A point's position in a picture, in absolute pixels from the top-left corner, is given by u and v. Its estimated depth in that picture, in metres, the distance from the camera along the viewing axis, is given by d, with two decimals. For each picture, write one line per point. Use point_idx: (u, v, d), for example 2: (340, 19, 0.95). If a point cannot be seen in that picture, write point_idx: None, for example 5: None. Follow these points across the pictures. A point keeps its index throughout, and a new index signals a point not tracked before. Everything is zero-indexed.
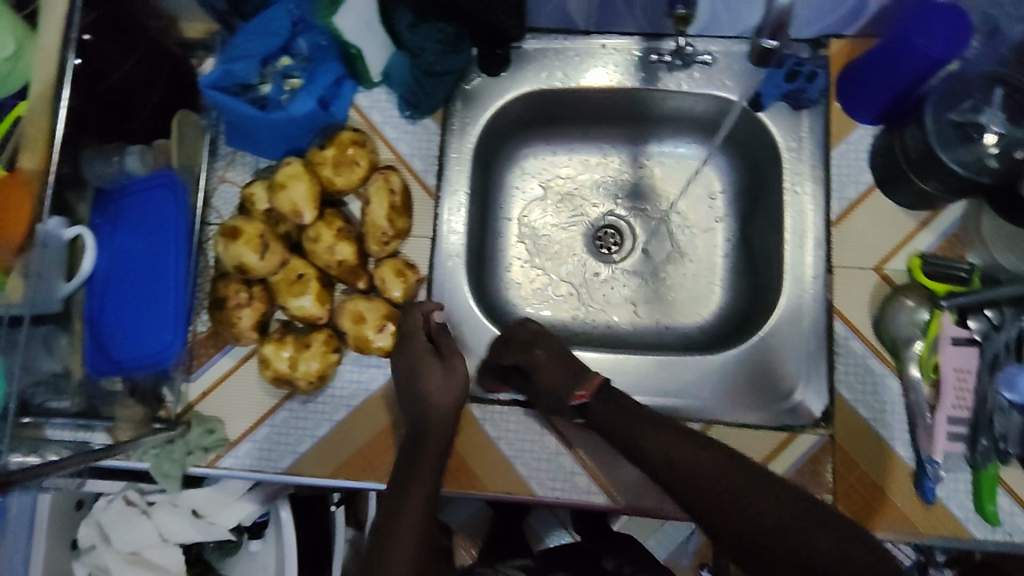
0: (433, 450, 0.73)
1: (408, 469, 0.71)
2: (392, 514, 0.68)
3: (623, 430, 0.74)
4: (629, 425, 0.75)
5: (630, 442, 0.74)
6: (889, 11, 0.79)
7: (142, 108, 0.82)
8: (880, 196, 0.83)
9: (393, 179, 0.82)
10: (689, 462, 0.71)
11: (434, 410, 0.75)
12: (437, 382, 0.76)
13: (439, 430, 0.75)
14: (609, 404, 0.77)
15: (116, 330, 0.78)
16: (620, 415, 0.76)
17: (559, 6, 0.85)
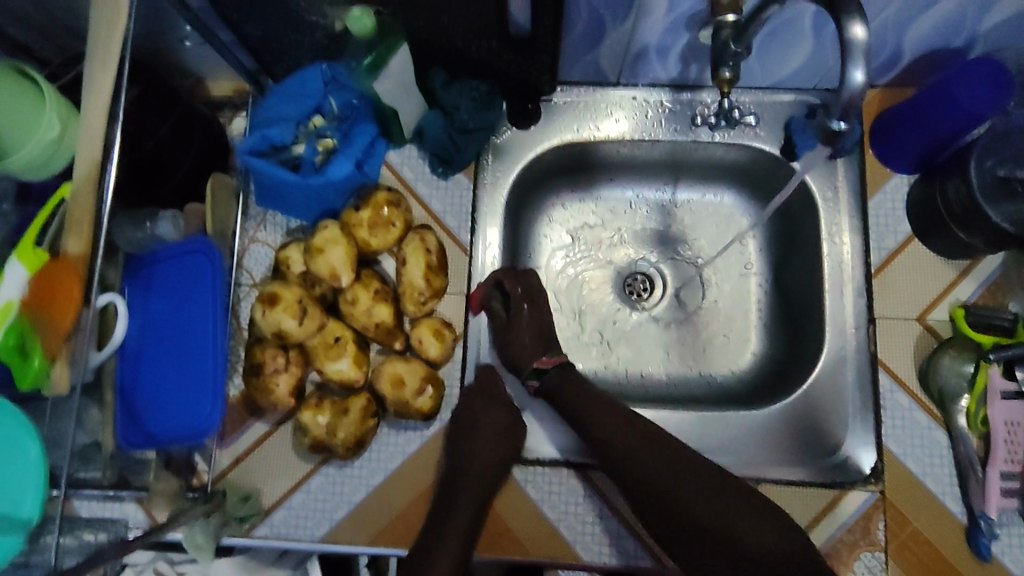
0: (473, 484, 0.77)
1: (449, 503, 0.76)
2: (436, 537, 0.73)
3: (570, 403, 0.80)
4: (611, 424, 0.77)
5: (605, 445, 0.76)
6: (923, 64, 0.80)
7: (174, 175, 0.80)
8: (919, 246, 0.83)
9: (429, 238, 0.82)
10: (656, 464, 0.74)
11: (488, 445, 0.78)
12: (498, 425, 0.81)
13: (491, 464, 0.78)
14: (592, 406, 0.79)
15: (150, 402, 0.76)
16: (603, 416, 0.78)
17: (592, 61, 0.85)
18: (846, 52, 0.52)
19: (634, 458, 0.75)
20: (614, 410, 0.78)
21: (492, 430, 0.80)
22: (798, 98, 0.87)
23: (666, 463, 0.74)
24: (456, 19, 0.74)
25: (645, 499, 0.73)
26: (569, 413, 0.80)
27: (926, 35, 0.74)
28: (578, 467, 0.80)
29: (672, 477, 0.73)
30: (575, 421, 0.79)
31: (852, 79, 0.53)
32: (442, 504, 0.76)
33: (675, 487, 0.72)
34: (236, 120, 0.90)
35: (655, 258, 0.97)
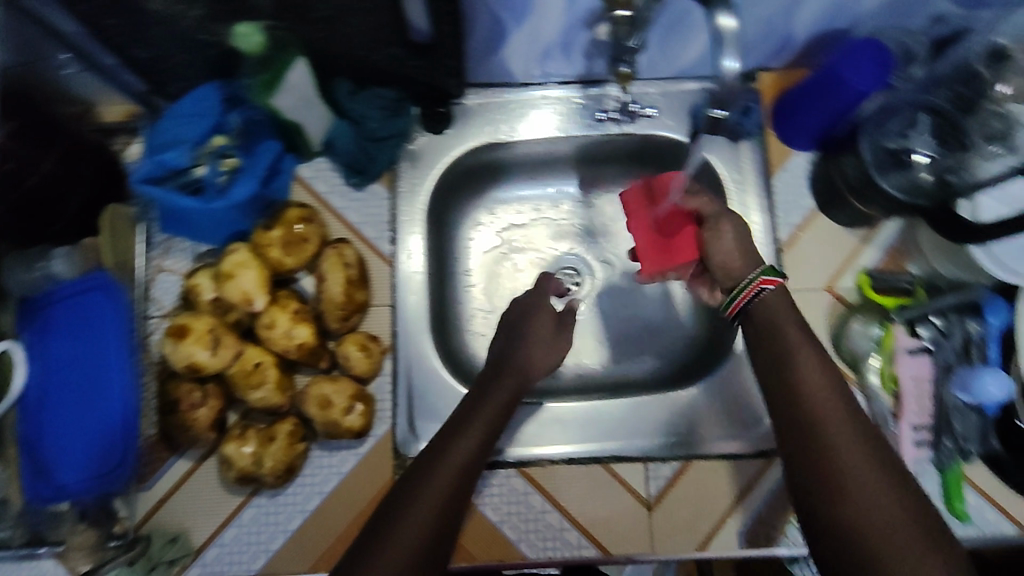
0: (472, 437, 0.63)
1: (450, 439, 0.63)
2: (416, 480, 0.58)
3: (769, 325, 0.62)
4: (818, 375, 0.58)
5: (802, 401, 0.56)
6: (813, 46, 0.83)
7: (67, 205, 0.75)
8: (824, 219, 0.86)
9: (346, 252, 0.79)
10: (848, 438, 0.54)
11: (529, 356, 0.75)
12: (546, 335, 0.78)
13: (513, 393, 0.70)
14: (802, 343, 0.60)
15: (58, 451, 0.74)
16: (810, 360, 0.59)
17: (498, 61, 0.84)
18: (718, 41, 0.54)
19: (835, 429, 0.54)
20: (831, 371, 0.58)
21: (539, 343, 0.77)
22: (702, 85, 0.90)
23: (855, 435, 0.54)
24: (355, 30, 0.73)
25: (814, 476, 0.53)
26: (767, 348, 0.61)
27: (812, 20, 0.77)
28: (517, 466, 0.81)
29: (865, 468, 0.52)
30: (767, 354, 0.61)
31: (725, 67, 0.55)
32: (434, 449, 0.62)
33: (862, 479, 0.52)
34: (132, 147, 0.84)
35: (582, 250, 0.98)
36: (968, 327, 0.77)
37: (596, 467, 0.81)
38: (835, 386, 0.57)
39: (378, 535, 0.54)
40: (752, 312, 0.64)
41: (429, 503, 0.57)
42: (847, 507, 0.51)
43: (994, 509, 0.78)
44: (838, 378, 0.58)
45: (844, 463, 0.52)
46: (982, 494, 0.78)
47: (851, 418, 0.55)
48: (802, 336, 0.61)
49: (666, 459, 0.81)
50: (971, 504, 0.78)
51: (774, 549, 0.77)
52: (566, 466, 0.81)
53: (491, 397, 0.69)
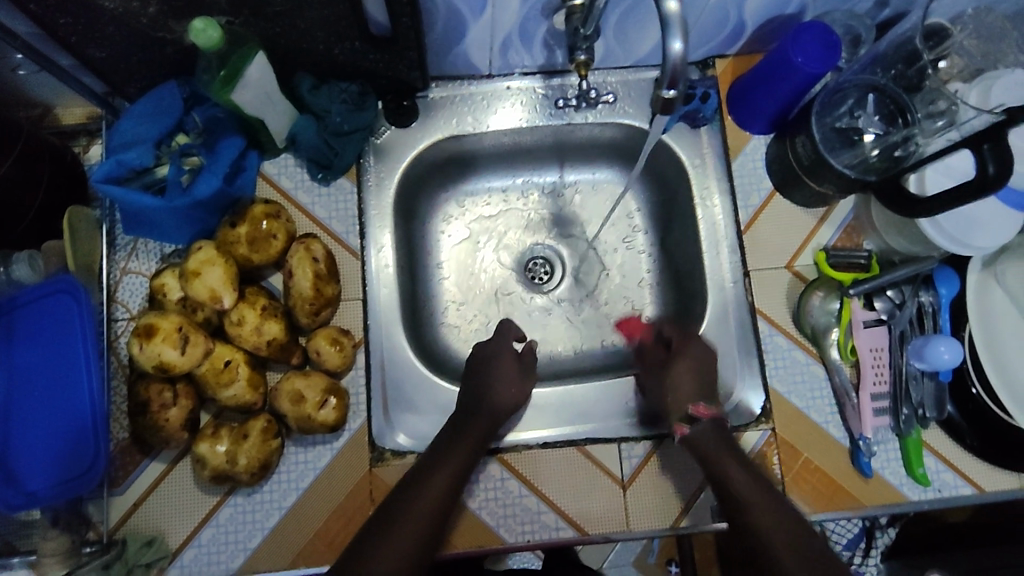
0: (447, 469, 0.69)
1: (424, 473, 0.69)
2: (405, 496, 0.66)
3: (711, 455, 0.73)
4: (761, 498, 0.66)
5: (748, 522, 0.64)
6: (766, 30, 0.86)
7: (26, 212, 0.76)
8: (781, 199, 0.88)
9: (314, 246, 0.79)
10: (789, 551, 0.60)
11: (494, 402, 0.78)
12: (507, 374, 0.81)
13: (483, 432, 0.75)
14: (737, 476, 0.69)
15: (27, 459, 0.73)
16: (748, 482, 0.68)
17: (460, 55, 0.85)
18: (663, 24, 0.55)
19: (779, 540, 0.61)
20: (763, 490, 0.67)
21: (504, 385, 0.80)
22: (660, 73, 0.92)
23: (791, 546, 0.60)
24: (314, 24, 0.73)
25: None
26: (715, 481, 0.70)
27: (763, 5, 0.79)
28: (494, 453, 0.81)
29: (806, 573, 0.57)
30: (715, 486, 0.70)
31: (671, 48, 0.55)
32: (416, 473, 0.69)
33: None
34: (92, 148, 0.85)
35: (551, 239, 1.00)
36: (922, 298, 0.81)
37: (570, 450, 0.81)
38: (773, 504, 0.65)
39: (374, 542, 0.61)
40: (694, 449, 0.75)
41: (410, 529, 0.62)
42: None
43: (950, 470, 0.81)
44: (774, 496, 0.66)
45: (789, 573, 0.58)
46: (941, 458, 0.81)
47: (788, 530, 0.62)
48: (739, 465, 0.70)
49: (638, 441, 0.82)
50: (930, 468, 0.81)
51: None
52: (543, 451, 0.81)
53: (464, 434, 0.74)
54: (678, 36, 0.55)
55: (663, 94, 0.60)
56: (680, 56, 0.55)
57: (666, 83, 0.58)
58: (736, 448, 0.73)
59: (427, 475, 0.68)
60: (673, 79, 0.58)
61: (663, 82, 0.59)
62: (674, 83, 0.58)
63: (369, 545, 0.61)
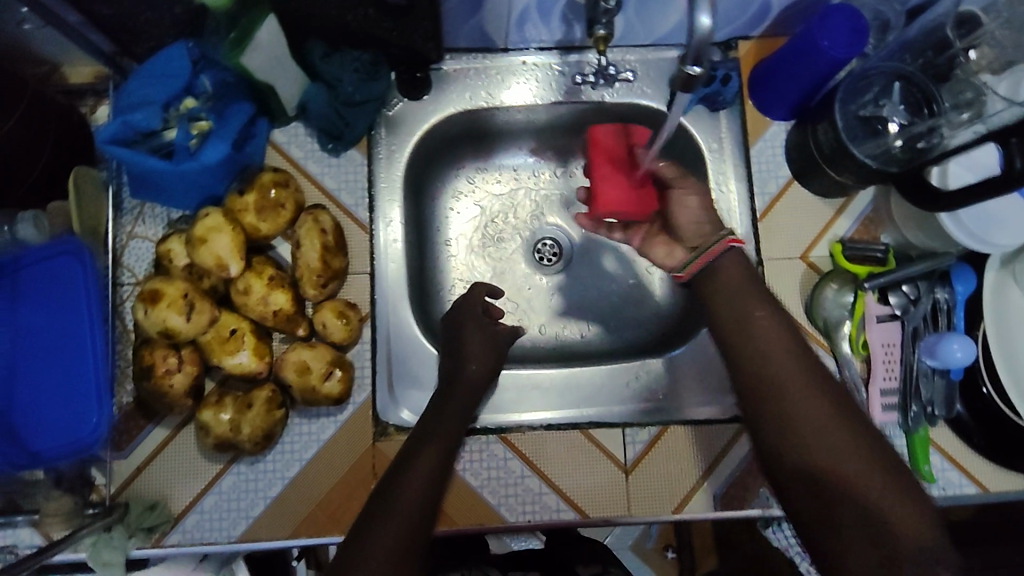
0: (436, 445, 0.68)
1: (417, 445, 0.68)
2: (393, 478, 0.64)
3: (726, 298, 0.64)
4: (780, 342, 0.60)
5: (774, 383, 0.58)
6: (791, 12, 0.83)
7: (32, 171, 0.75)
8: (799, 188, 0.87)
9: (323, 217, 0.79)
10: (825, 425, 0.56)
11: (469, 373, 0.77)
12: (479, 338, 0.80)
13: (463, 404, 0.75)
14: (761, 313, 0.61)
15: (28, 420, 0.71)
16: (769, 328, 0.61)
17: (476, 25, 0.83)
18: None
19: (810, 405, 0.56)
20: (782, 338, 0.60)
21: (476, 354, 0.79)
22: (680, 53, 0.89)
23: (825, 413, 0.56)
24: None
25: (789, 454, 0.56)
26: (729, 316, 0.63)
27: None
28: (497, 433, 0.81)
29: (841, 444, 0.55)
30: (729, 327, 0.62)
31: (698, 24, 0.52)
32: (405, 455, 0.67)
33: (842, 454, 0.54)
34: (100, 109, 0.83)
35: (561, 220, 0.98)
36: (937, 295, 0.80)
37: (575, 433, 0.81)
38: (801, 359, 0.59)
39: (366, 535, 0.59)
40: (709, 278, 0.66)
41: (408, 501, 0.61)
42: (835, 486, 0.54)
43: (955, 470, 0.81)
44: (797, 345, 0.60)
45: (820, 447, 0.55)
46: (947, 457, 0.81)
47: (820, 394, 0.57)
48: (756, 307, 0.62)
49: (644, 425, 0.81)
50: (936, 466, 0.81)
51: (748, 510, 0.79)
52: (546, 432, 0.81)
53: (447, 409, 0.73)
54: (706, 11, 0.52)
55: (688, 70, 0.58)
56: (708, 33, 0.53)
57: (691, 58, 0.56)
58: (756, 283, 0.64)
59: (417, 453, 0.67)
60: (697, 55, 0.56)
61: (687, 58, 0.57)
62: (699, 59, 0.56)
63: (370, 521, 0.60)
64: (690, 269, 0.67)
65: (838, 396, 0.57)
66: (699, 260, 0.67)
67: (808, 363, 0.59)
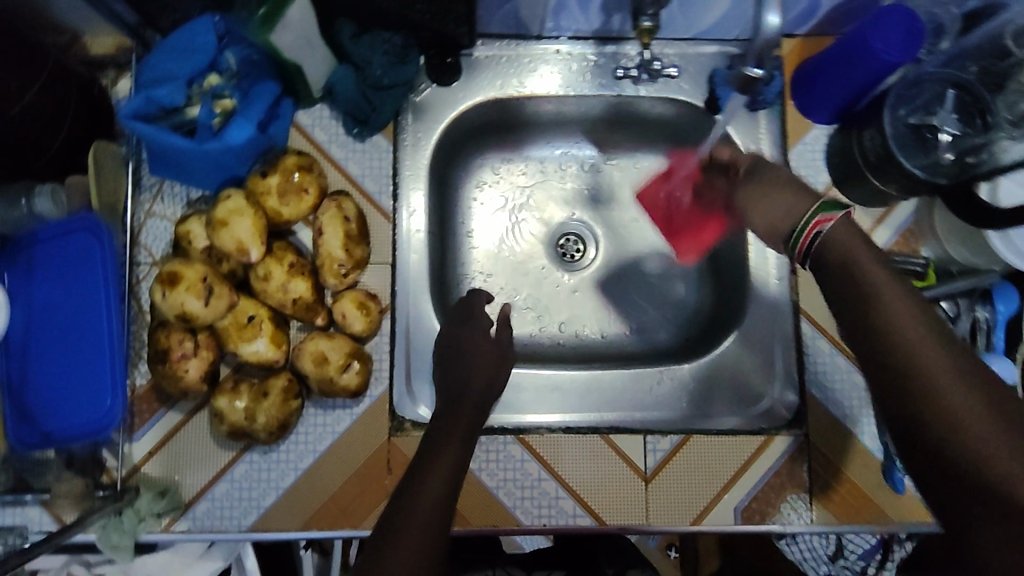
0: (454, 443, 0.66)
1: (436, 444, 0.67)
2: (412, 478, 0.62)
3: (847, 269, 0.56)
4: (920, 323, 0.52)
5: (913, 366, 0.50)
6: (842, 10, 0.80)
7: (51, 144, 0.73)
8: (837, 195, 0.83)
9: (346, 205, 0.76)
10: (992, 421, 0.47)
11: (475, 377, 0.74)
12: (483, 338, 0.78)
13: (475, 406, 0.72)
14: (893, 290, 0.54)
15: (42, 399, 0.70)
16: (902, 302, 0.53)
17: (511, 10, 0.79)
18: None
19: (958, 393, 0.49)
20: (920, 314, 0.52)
21: (482, 357, 0.77)
22: (721, 49, 0.86)
23: (979, 402, 0.48)
24: None
25: (935, 447, 0.49)
26: (851, 294, 0.55)
27: None
28: (514, 433, 0.79)
29: (999, 439, 0.47)
30: (854, 299, 0.55)
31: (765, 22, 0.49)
32: (421, 455, 0.66)
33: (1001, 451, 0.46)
34: (121, 82, 0.80)
35: (587, 216, 0.96)
36: (977, 313, 0.78)
37: (595, 438, 0.79)
38: (952, 348, 0.51)
39: (389, 534, 0.57)
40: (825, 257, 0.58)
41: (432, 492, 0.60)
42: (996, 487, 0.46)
43: None
44: (937, 324, 0.52)
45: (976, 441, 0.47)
46: None
47: (974, 381, 0.49)
48: (886, 279, 0.54)
49: (665, 433, 0.79)
50: None
51: (768, 525, 0.77)
52: (565, 435, 0.79)
53: (457, 412, 0.71)
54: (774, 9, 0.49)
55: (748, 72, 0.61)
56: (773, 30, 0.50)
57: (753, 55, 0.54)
58: (876, 251, 0.57)
59: (435, 453, 0.65)
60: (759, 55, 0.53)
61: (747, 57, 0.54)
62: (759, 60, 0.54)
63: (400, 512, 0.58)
64: (806, 239, 0.59)
65: (992, 382, 0.49)
66: (807, 233, 0.60)
67: (953, 344, 0.51)
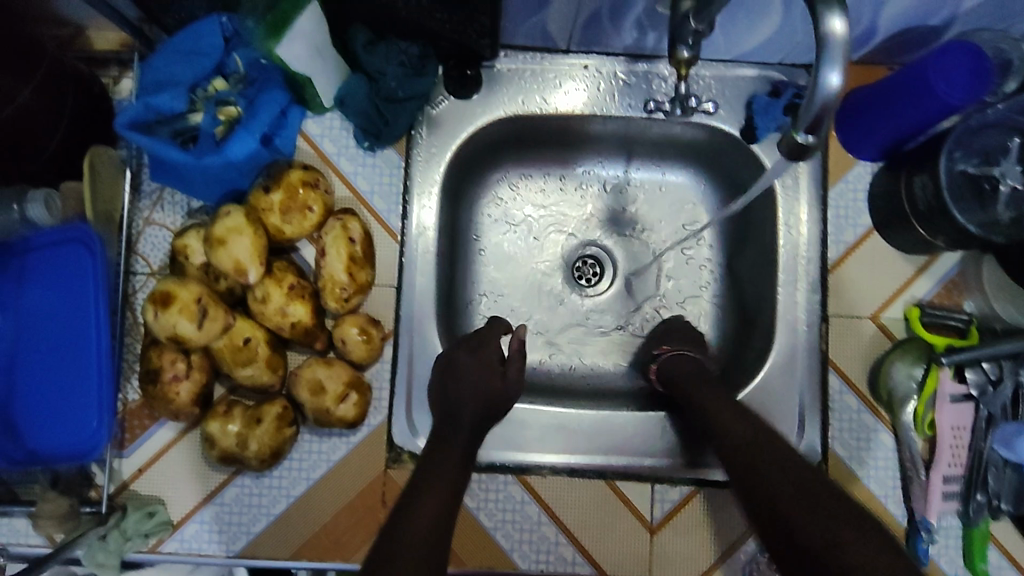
0: (442, 482, 0.63)
1: (418, 488, 0.63)
2: (403, 513, 0.60)
3: (684, 389, 0.72)
4: (719, 408, 0.66)
5: (709, 423, 0.66)
6: (896, 42, 0.73)
7: (47, 146, 0.69)
8: (879, 240, 0.78)
9: (352, 225, 0.72)
10: (762, 462, 0.59)
11: (473, 403, 0.71)
12: (481, 363, 0.74)
13: (463, 448, 0.68)
14: (705, 391, 0.69)
15: (28, 416, 0.68)
16: (725, 408, 0.66)
17: (538, 24, 0.74)
18: (818, 50, 0.42)
19: (762, 460, 0.59)
20: (739, 412, 0.65)
21: (478, 384, 0.72)
22: (760, 73, 0.80)
23: (781, 465, 0.58)
24: None
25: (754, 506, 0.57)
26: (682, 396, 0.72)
27: (903, 14, 0.67)
28: (516, 473, 0.76)
29: (782, 481, 0.56)
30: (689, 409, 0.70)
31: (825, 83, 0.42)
32: (410, 491, 0.63)
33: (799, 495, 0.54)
34: (123, 81, 0.77)
35: (607, 239, 0.89)
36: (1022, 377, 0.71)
37: (599, 483, 0.76)
38: (744, 422, 0.64)
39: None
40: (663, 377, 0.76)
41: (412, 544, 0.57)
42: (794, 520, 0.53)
43: (1012, 568, 0.74)
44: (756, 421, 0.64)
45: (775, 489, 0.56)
46: (1005, 553, 0.74)
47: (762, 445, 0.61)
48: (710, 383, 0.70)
49: (673, 482, 0.76)
50: (992, 563, 0.74)
51: None
52: (568, 478, 0.76)
53: (451, 444, 0.68)
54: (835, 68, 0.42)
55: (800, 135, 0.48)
56: (835, 93, 0.43)
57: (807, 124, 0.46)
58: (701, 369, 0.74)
59: (432, 484, 0.63)
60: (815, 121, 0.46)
61: (799, 123, 0.46)
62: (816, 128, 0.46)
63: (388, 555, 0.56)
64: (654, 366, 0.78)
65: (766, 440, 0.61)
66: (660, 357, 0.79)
67: (744, 418, 0.64)
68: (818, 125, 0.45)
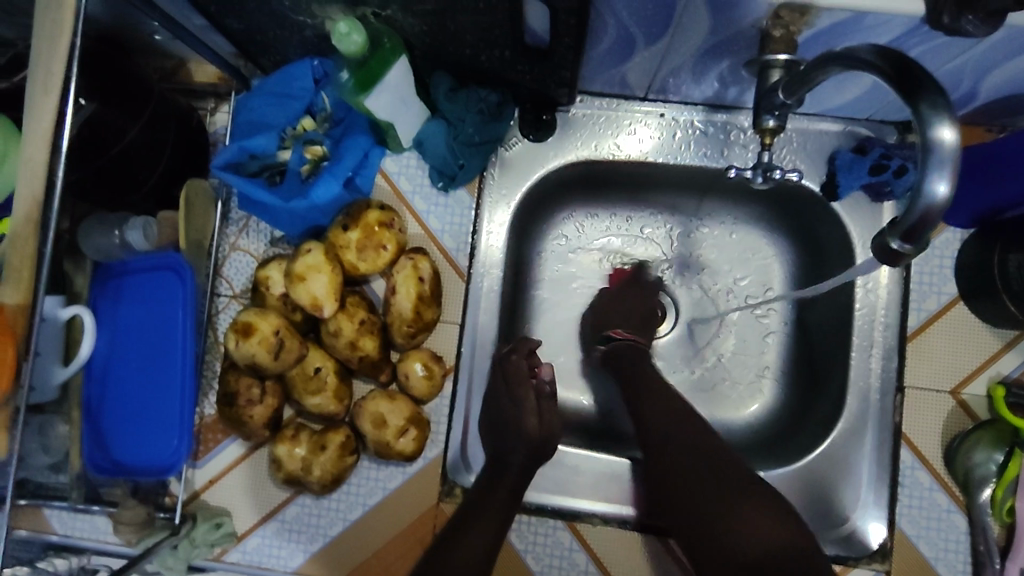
0: (491, 519, 0.66)
1: (462, 526, 0.65)
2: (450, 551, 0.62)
3: (634, 379, 0.75)
4: (655, 393, 0.73)
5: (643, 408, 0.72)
6: (998, 107, 0.70)
7: (151, 174, 0.74)
8: (964, 309, 0.75)
9: (423, 264, 0.74)
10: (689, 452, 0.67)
11: (517, 444, 0.71)
12: (529, 406, 0.73)
13: (510, 487, 0.69)
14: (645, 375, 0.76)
15: (117, 427, 0.73)
16: (659, 407, 0.71)
17: (618, 76, 0.74)
18: (923, 155, 0.41)
19: (689, 464, 0.65)
20: (668, 401, 0.72)
21: (522, 428, 0.72)
22: (845, 129, 0.77)
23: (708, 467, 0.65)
24: (465, 28, 0.64)
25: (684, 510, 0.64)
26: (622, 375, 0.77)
27: (1008, 82, 0.63)
28: (566, 519, 0.76)
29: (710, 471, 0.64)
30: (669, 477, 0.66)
31: (932, 190, 0.41)
32: (452, 531, 0.65)
33: (731, 502, 0.61)
34: (219, 114, 0.82)
35: (671, 283, 0.87)
36: None
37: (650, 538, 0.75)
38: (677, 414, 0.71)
39: None
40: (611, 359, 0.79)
41: None
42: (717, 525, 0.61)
43: None
44: (686, 420, 0.70)
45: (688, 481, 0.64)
46: None
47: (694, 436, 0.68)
48: (701, 447, 0.67)
49: None
50: None
51: None
52: (620, 530, 0.76)
53: (491, 498, 0.68)
54: (943, 176, 0.41)
55: (893, 241, 0.46)
56: (941, 199, 0.41)
57: (907, 227, 0.44)
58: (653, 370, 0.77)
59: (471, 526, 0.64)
60: (914, 228, 0.44)
61: (896, 230, 0.45)
62: (915, 233, 0.44)
63: None
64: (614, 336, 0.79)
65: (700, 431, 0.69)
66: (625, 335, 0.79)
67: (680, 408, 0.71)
68: (916, 234, 0.44)
